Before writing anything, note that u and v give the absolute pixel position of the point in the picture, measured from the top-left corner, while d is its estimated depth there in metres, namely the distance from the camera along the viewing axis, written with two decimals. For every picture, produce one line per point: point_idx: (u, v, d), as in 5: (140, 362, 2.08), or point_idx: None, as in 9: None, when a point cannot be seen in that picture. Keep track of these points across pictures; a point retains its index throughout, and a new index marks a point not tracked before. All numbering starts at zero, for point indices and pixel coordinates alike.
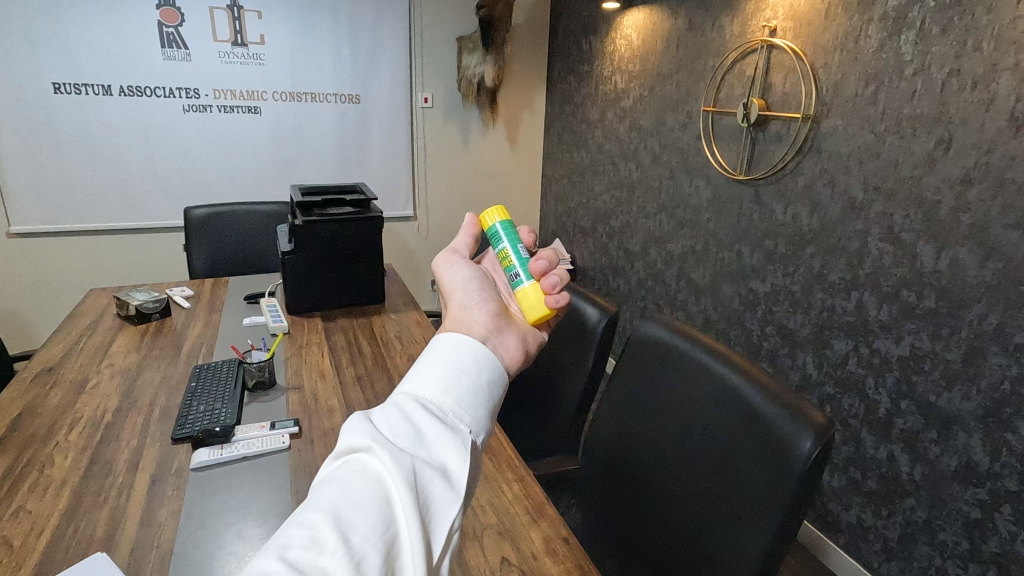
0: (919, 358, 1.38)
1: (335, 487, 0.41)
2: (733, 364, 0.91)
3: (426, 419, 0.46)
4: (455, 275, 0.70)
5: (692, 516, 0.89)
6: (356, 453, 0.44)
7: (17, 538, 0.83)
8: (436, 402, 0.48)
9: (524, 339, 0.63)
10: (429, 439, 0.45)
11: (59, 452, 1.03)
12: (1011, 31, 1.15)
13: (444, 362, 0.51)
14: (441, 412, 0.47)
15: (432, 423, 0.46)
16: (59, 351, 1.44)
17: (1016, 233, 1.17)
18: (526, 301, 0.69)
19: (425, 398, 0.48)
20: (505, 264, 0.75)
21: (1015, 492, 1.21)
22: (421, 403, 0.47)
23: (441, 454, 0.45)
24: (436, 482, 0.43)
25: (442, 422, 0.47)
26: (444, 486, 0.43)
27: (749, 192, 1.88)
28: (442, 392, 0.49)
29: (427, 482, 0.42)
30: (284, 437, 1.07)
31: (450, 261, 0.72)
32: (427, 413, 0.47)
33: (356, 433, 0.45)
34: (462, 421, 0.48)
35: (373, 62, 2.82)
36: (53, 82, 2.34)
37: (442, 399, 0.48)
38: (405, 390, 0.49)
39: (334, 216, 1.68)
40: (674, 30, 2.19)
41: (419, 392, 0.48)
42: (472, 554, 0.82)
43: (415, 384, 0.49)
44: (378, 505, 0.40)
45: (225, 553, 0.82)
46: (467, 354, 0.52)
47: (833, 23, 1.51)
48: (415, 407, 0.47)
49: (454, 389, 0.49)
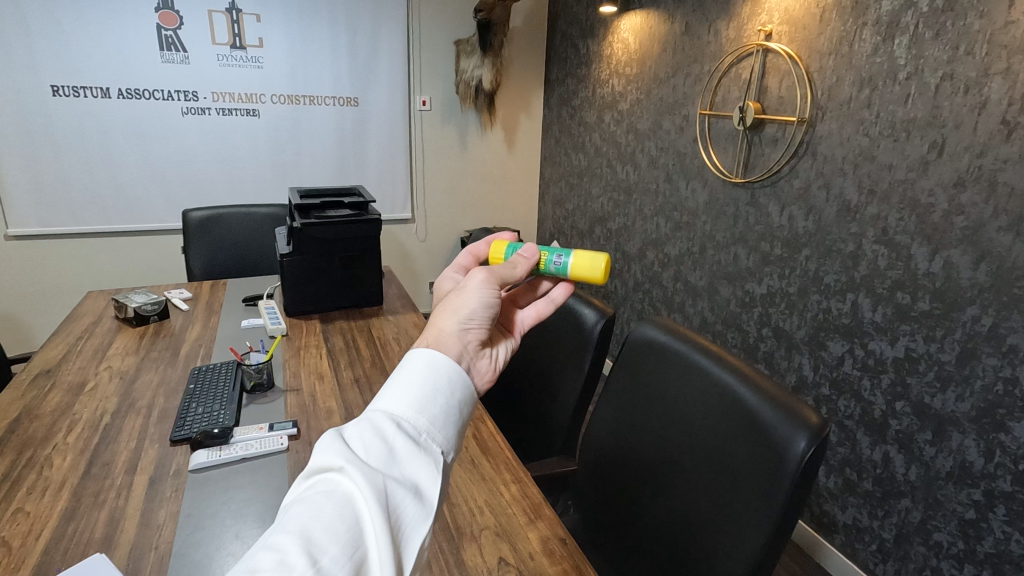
0: (914, 360, 1.39)
1: (306, 508, 0.42)
2: (729, 366, 0.92)
3: (399, 439, 0.47)
4: (479, 292, 0.62)
5: (686, 518, 0.90)
6: (328, 473, 0.45)
7: (17, 538, 0.84)
8: (410, 421, 0.49)
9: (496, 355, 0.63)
10: (401, 459, 0.46)
11: (58, 453, 1.04)
12: (1002, 36, 1.16)
13: (418, 381, 0.51)
14: (415, 432, 0.48)
15: (405, 442, 0.47)
16: (58, 353, 1.44)
17: (1008, 236, 1.18)
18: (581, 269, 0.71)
19: (399, 417, 0.49)
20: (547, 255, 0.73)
21: (1009, 492, 1.22)
22: (394, 421, 0.48)
23: (413, 473, 0.46)
24: (407, 501, 0.44)
25: (416, 443, 0.48)
26: (415, 505, 0.44)
27: (745, 195, 1.90)
28: (416, 411, 0.49)
29: (397, 501, 0.44)
30: (282, 438, 1.07)
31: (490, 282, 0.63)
32: (401, 432, 0.47)
33: (329, 452, 0.45)
34: (435, 441, 0.49)
35: (371, 65, 2.83)
36: (51, 85, 2.34)
37: (416, 417, 0.49)
38: (378, 407, 0.50)
39: (333, 219, 1.68)
40: (670, 34, 2.20)
41: (392, 411, 0.49)
42: (471, 554, 0.82)
43: (388, 402, 0.50)
44: (348, 525, 0.41)
45: (225, 553, 0.82)
46: (441, 372, 0.52)
47: (828, 27, 1.53)
48: (389, 426, 0.48)
49: (428, 408, 0.50)
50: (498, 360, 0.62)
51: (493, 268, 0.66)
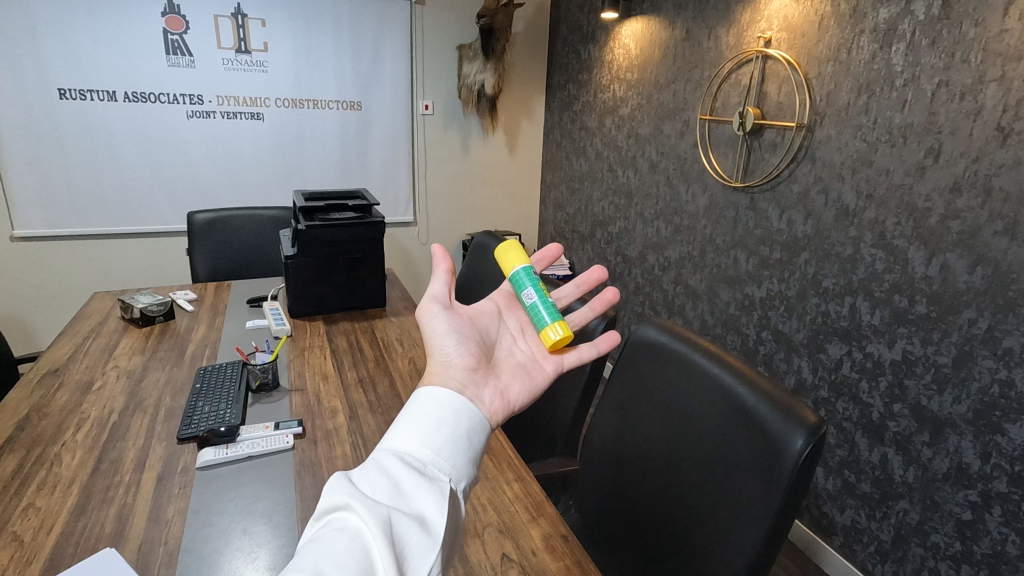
0: (911, 362, 1.41)
1: (317, 547, 0.43)
2: (726, 364, 0.93)
3: (405, 472, 0.50)
4: (449, 340, 0.70)
5: (685, 519, 0.91)
6: (337, 511, 0.47)
7: (28, 534, 0.85)
8: (416, 454, 0.52)
9: (503, 390, 0.68)
10: (407, 492, 0.49)
11: (67, 451, 1.05)
12: (997, 44, 1.18)
13: (423, 416, 0.56)
14: (420, 463, 0.52)
15: (410, 474, 0.50)
16: (65, 352, 1.46)
17: (1003, 241, 1.19)
18: (509, 261, 0.79)
19: (404, 452, 0.52)
20: (530, 307, 0.76)
21: (1005, 493, 1.24)
22: (400, 458, 0.51)
23: (420, 504, 0.48)
24: (413, 531, 0.46)
25: (420, 473, 0.51)
26: (421, 534, 0.46)
27: (744, 199, 1.92)
28: (421, 445, 0.53)
29: (403, 531, 0.45)
30: (288, 437, 1.09)
31: (442, 313, 0.72)
32: (406, 466, 0.51)
33: (337, 491, 0.48)
34: (440, 470, 0.52)
35: (374, 69, 2.85)
36: (59, 88, 2.37)
37: (421, 450, 0.53)
38: (385, 448, 0.53)
39: (336, 221, 1.70)
40: (670, 40, 2.23)
41: (397, 448, 0.53)
42: (474, 551, 0.83)
43: (395, 440, 0.54)
44: (357, 557, 0.43)
45: (232, 548, 0.84)
46: (445, 406, 0.57)
47: (826, 34, 1.55)
48: (395, 463, 0.51)
49: (433, 440, 0.54)
50: (507, 391, 0.68)
51: (469, 318, 0.75)
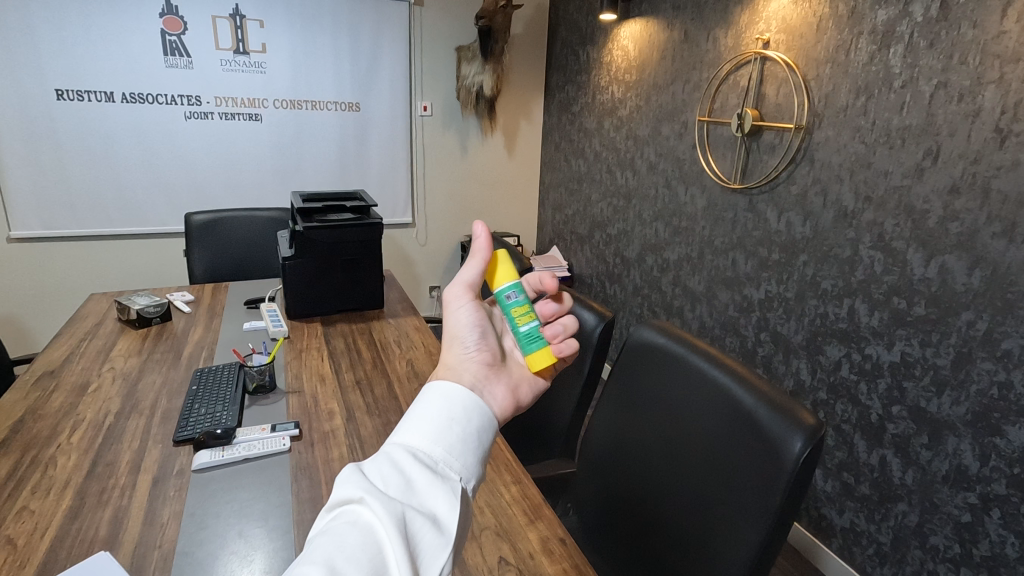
0: (910, 364, 1.40)
1: (329, 540, 0.43)
2: (723, 366, 0.93)
3: (417, 469, 0.49)
4: (470, 332, 0.69)
5: (686, 524, 0.91)
6: (349, 505, 0.46)
7: (21, 537, 0.84)
8: (428, 451, 0.51)
9: (514, 388, 0.67)
10: (419, 489, 0.48)
11: (62, 453, 1.05)
12: (995, 46, 1.18)
13: (435, 411, 0.55)
14: (432, 461, 0.51)
15: (423, 471, 0.49)
16: (61, 354, 1.45)
17: (1002, 242, 1.19)
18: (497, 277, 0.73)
19: (416, 447, 0.51)
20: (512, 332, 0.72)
21: (1003, 495, 1.23)
22: (412, 453, 0.51)
23: (432, 502, 0.48)
24: (425, 530, 0.45)
25: (432, 471, 0.50)
26: (433, 533, 0.46)
27: (743, 201, 1.91)
28: (433, 441, 0.52)
29: (416, 529, 0.45)
30: (284, 439, 1.08)
31: (467, 305, 0.71)
32: (418, 462, 0.50)
33: (349, 485, 0.48)
34: (452, 468, 0.51)
35: (373, 70, 2.85)
36: (56, 89, 2.36)
37: (432, 447, 0.52)
38: (396, 442, 0.53)
39: (334, 223, 1.69)
40: (668, 42, 2.23)
41: (409, 442, 0.52)
42: (471, 554, 0.83)
43: (406, 435, 0.53)
44: (370, 553, 0.42)
45: (228, 551, 0.83)
46: (456, 401, 0.56)
47: (824, 36, 1.55)
48: (406, 458, 0.50)
49: (446, 436, 0.53)
50: (518, 389, 0.68)
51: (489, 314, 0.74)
